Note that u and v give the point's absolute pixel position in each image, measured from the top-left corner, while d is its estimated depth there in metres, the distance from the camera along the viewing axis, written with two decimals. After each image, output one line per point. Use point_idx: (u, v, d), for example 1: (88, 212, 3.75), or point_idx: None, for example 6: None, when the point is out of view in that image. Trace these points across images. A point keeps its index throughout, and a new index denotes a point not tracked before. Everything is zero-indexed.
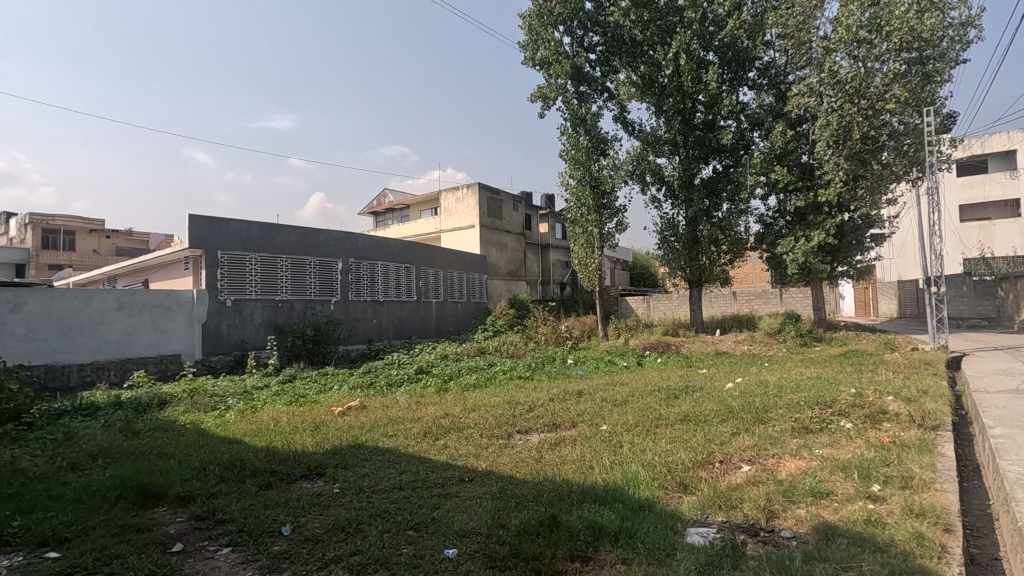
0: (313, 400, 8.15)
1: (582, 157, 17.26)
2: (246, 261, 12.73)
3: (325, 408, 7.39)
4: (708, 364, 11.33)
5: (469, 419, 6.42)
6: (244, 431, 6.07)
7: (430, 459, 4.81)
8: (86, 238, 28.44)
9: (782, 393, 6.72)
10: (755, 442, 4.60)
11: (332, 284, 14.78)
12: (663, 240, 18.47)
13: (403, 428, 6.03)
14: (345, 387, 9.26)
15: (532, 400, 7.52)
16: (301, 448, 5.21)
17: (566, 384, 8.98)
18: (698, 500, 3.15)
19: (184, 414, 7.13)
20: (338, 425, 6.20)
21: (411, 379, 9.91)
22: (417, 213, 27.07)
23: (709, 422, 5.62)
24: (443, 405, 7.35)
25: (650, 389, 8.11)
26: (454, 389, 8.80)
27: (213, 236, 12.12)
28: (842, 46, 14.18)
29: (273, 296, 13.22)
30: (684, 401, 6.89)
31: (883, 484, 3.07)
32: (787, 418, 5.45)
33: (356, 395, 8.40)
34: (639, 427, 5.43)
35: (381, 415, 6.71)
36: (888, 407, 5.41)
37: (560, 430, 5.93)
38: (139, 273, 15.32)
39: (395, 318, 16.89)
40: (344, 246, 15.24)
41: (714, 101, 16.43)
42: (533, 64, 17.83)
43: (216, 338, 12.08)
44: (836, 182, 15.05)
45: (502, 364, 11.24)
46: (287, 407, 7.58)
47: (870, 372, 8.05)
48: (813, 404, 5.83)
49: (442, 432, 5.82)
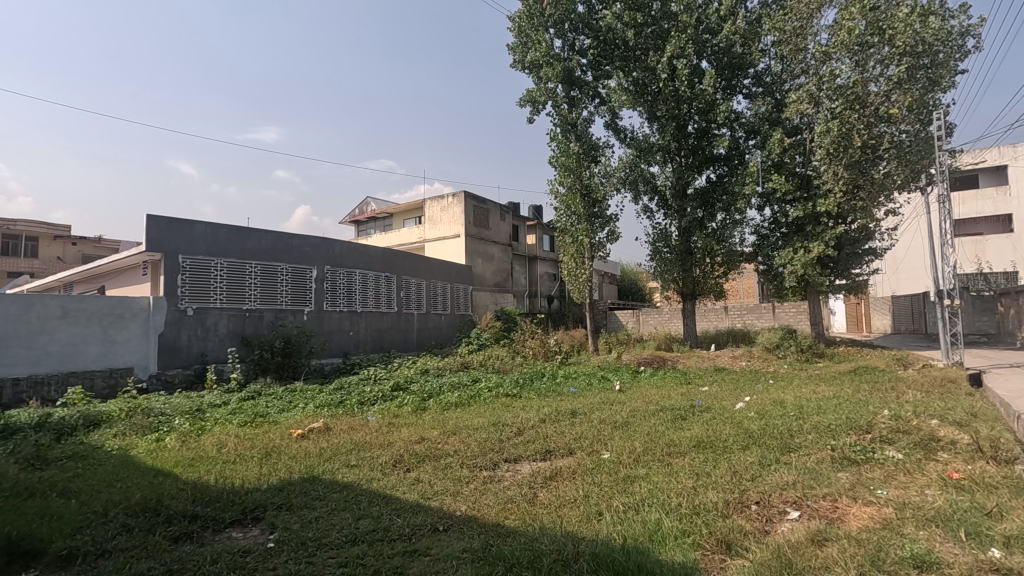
0: (272, 420, 7.15)
1: (573, 163, 16.61)
2: (211, 266, 11.73)
3: (283, 430, 6.41)
4: (709, 380, 10.53)
5: (448, 445, 5.52)
6: (178, 460, 5.07)
7: (397, 499, 3.88)
8: (50, 245, 27.07)
9: (806, 415, 5.92)
10: (794, 477, 3.78)
11: (306, 293, 13.81)
12: (656, 251, 17.83)
13: (369, 456, 5.09)
14: (312, 405, 8.26)
15: (520, 422, 6.64)
16: (240, 483, 4.25)
17: (559, 403, 8.09)
18: (752, 568, 2.32)
19: (114, 438, 6.10)
20: (293, 452, 5.24)
21: (386, 397, 8.96)
22: (400, 221, 26.19)
23: (729, 450, 4.79)
24: (419, 428, 6.42)
25: (652, 408, 7.27)
26: (434, 408, 7.87)
27: (174, 239, 11.13)
28: (842, 52, 13.83)
29: (240, 305, 12.21)
30: (695, 424, 6.05)
31: (1005, 549, 2.28)
32: (820, 446, 4.66)
33: (322, 415, 7.43)
34: (649, 456, 4.61)
35: (347, 439, 5.78)
36: (938, 432, 4.64)
37: (555, 460, 5.06)
38: (95, 279, 14.16)
39: (373, 330, 15.93)
40: (319, 252, 14.30)
41: (709, 108, 15.96)
42: (522, 67, 17.26)
43: (174, 350, 11.02)
44: (835, 192, 14.53)
45: (487, 380, 10.33)
46: (240, 429, 6.58)
47: (893, 390, 7.32)
48: (846, 429, 5.06)
49: (416, 462, 4.92)
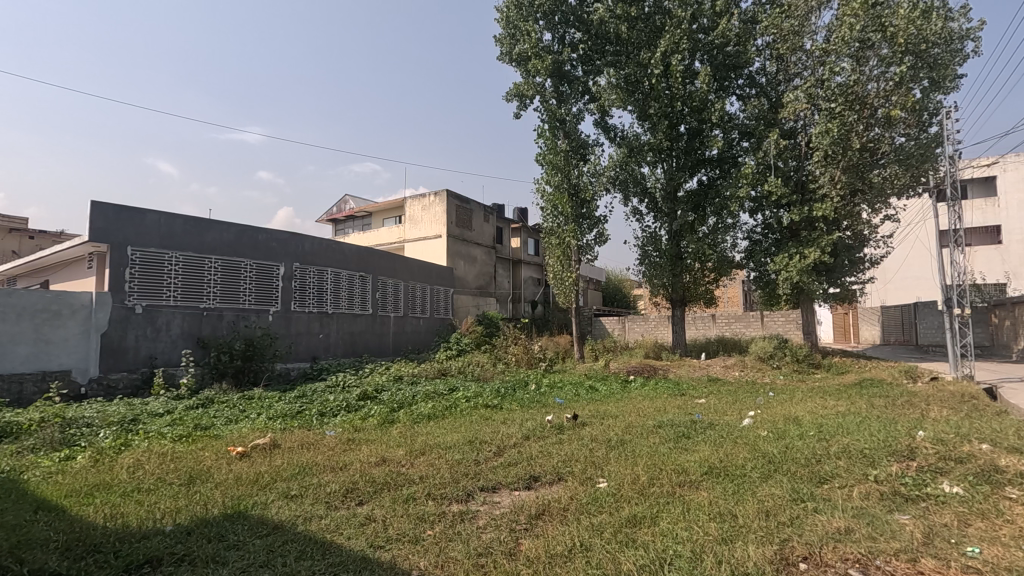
0: (212, 434, 6.15)
1: (560, 161, 15.87)
2: (165, 260, 10.66)
3: (220, 447, 5.45)
4: (704, 392, 9.75)
5: (414, 469, 4.63)
6: (76, 486, 4.09)
7: (337, 549, 2.98)
8: (5, 239, 25.44)
9: (831, 436, 5.14)
10: (847, 523, 2.98)
11: (272, 292, 12.77)
12: (644, 255, 17.16)
13: (316, 483, 4.16)
14: (264, 416, 7.27)
15: (501, 439, 5.77)
16: (138, 525, 3.28)
17: (544, 416, 7.25)
18: None
19: (13, 456, 5.09)
20: (223, 476, 4.28)
21: (350, 407, 7.99)
22: (380, 221, 25.15)
23: (748, 480, 4.03)
24: (382, 446, 5.52)
25: (650, 424, 6.47)
26: (403, 421, 6.96)
27: (122, 229, 10.06)
28: (842, 49, 13.30)
29: (196, 303, 11.15)
30: (701, 444, 5.26)
31: None
32: (858, 476, 3.92)
33: (272, 428, 6.45)
34: (657, 488, 3.80)
35: (297, 459, 4.85)
36: (1000, 461, 3.90)
37: (541, 490, 4.20)
38: (39, 272, 12.95)
39: (346, 333, 14.93)
40: (288, 248, 13.29)
41: (702, 107, 15.38)
42: (509, 60, 16.50)
43: (119, 352, 9.92)
44: (832, 197, 14.02)
45: (465, 389, 9.44)
46: (171, 445, 5.59)
47: (913, 407, 6.61)
48: (883, 454, 4.30)
49: (373, 491, 4.03)
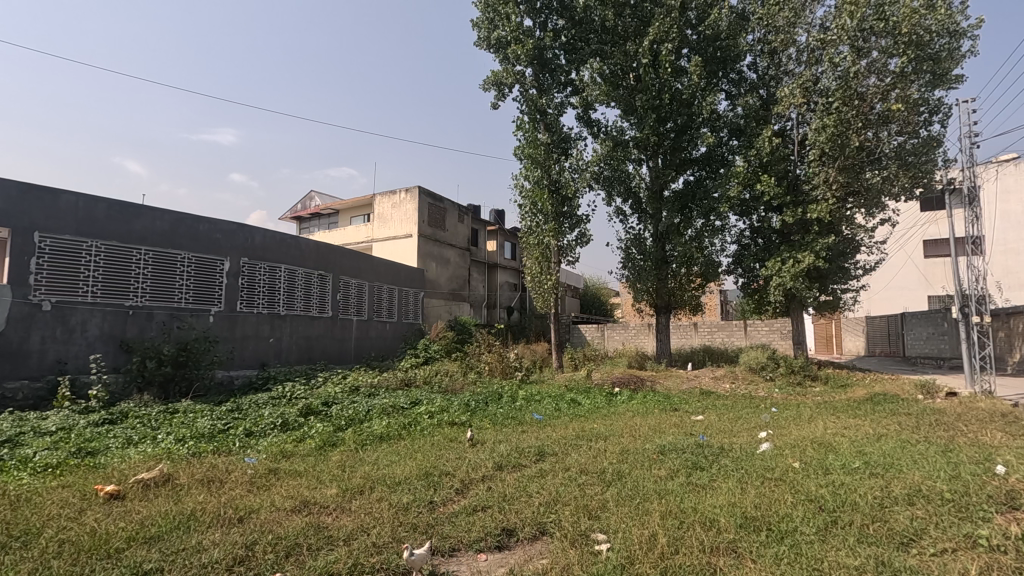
0: (92, 464, 4.75)
1: (541, 155, 14.75)
2: (82, 249, 9.11)
3: (89, 485, 4.05)
4: (701, 407, 8.65)
5: (342, 521, 3.33)
6: None
7: None
8: None
9: (894, 471, 4.02)
10: None
11: (214, 290, 11.27)
12: (628, 258, 16.09)
13: (193, 550, 2.85)
14: (173, 437, 5.86)
15: (466, 469, 4.56)
16: None
17: (520, 437, 6.05)
18: None
19: None
20: (55, 540, 2.91)
21: (287, 425, 6.62)
22: (347, 219, 23.60)
23: (804, 539, 2.91)
24: (309, 481, 4.21)
25: (650, 449, 5.30)
26: (346, 444, 5.66)
27: (28, 210, 8.51)
28: (845, 38, 12.51)
29: (121, 301, 9.62)
30: (722, 479, 4.13)
31: None
32: (960, 537, 2.83)
33: (176, 455, 5.07)
34: (683, 559, 2.64)
35: (180, 506, 3.50)
36: None
37: (518, 554, 3.00)
38: None
39: (300, 338, 13.44)
40: (234, 241, 11.80)
41: (692, 101, 14.50)
42: (487, 45, 15.34)
43: (19, 357, 8.33)
44: (828, 199, 13.20)
45: (429, 403, 8.18)
46: (25, 482, 4.17)
47: (956, 429, 5.61)
48: (978, 501, 3.22)
49: (274, 559, 2.77)
